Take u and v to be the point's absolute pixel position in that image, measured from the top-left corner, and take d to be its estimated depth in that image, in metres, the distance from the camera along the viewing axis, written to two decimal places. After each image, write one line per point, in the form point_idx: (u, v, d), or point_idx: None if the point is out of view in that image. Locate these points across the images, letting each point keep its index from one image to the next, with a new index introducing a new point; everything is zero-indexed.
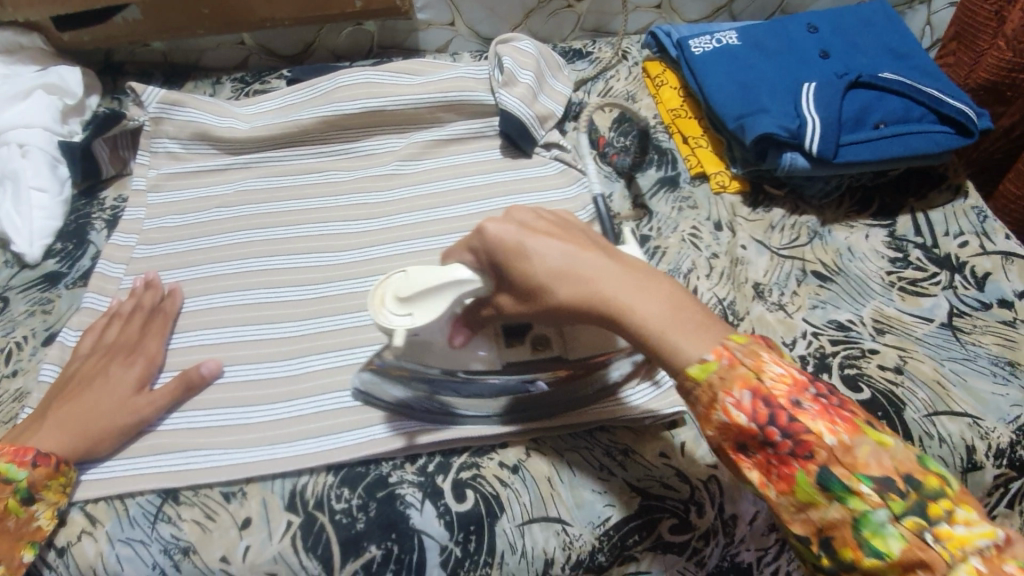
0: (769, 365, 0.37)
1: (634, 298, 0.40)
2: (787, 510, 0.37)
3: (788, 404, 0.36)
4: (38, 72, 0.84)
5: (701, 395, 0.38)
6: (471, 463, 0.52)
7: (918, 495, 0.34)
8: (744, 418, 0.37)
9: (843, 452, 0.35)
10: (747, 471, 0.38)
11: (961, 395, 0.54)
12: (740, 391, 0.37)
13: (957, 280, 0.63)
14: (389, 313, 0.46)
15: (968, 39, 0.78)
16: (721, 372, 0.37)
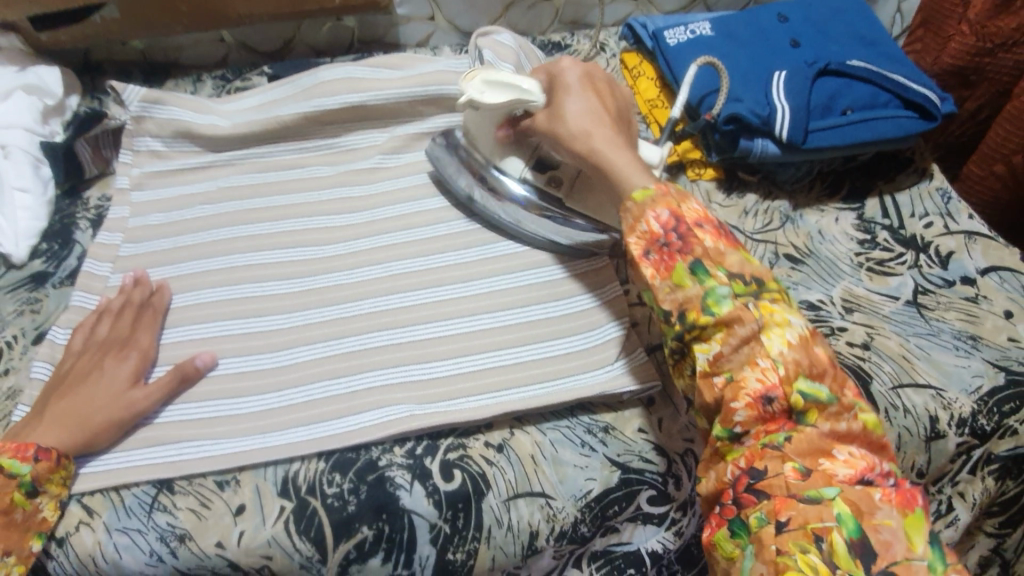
0: (688, 201, 0.48)
1: (616, 148, 0.54)
2: (663, 290, 0.46)
3: (693, 223, 0.47)
4: (16, 72, 0.84)
5: (634, 211, 0.48)
6: (457, 445, 0.54)
7: (757, 287, 0.45)
8: (655, 225, 0.47)
9: (715, 253, 0.46)
10: (644, 267, 0.47)
11: (925, 367, 0.57)
12: (661, 209, 0.47)
13: (922, 259, 0.65)
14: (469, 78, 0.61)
15: (936, 25, 0.80)
16: (654, 196, 0.48)
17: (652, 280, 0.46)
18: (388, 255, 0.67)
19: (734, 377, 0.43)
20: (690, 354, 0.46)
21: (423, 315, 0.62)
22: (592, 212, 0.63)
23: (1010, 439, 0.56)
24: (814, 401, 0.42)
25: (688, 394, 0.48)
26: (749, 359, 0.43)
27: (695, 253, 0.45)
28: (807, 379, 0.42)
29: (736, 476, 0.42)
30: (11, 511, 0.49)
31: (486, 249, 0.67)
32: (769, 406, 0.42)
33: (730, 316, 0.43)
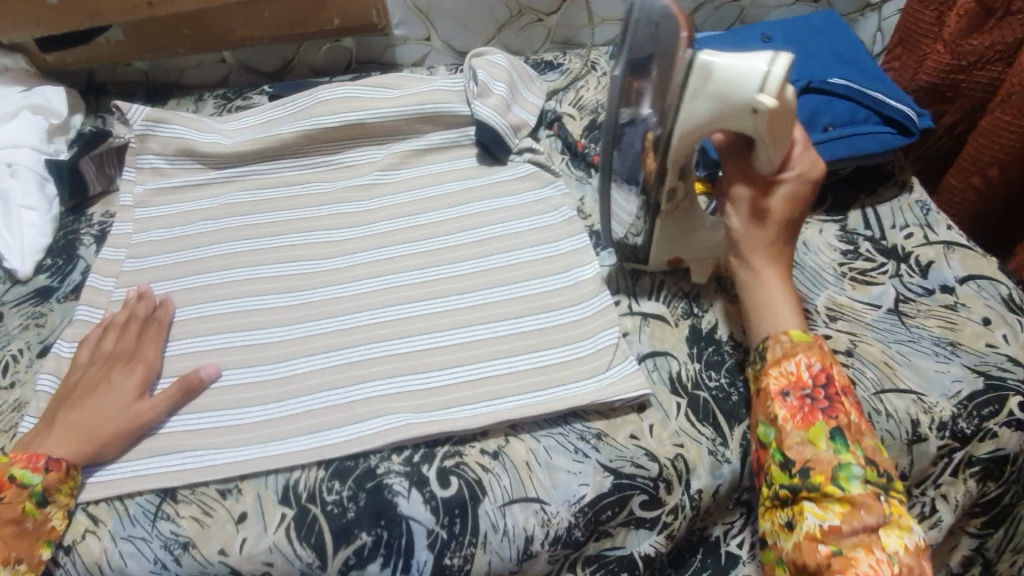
0: (839, 366, 0.52)
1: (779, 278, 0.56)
2: (792, 438, 0.49)
3: (840, 387, 0.51)
4: (23, 92, 0.87)
5: (785, 346, 0.53)
6: (454, 452, 0.56)
7: (890, 481, 0.48)
8: (802, 373, 0.51)
9: (856, 430, 0.49)
10: (778, 407, 0.51)
11: (906, 373, 0.59)
12: (813, 361, 0.52)
13: (903, 268, 0.67)
14: (756, 64, 0.49)
15: (912, 44, 0.83)
16: (809, 344, 0.52)
17: (784, 420, 0.50)
18: (386, 269, 0.69)
19: (840, 552, 0.45)
20: (798, 508, 0.48)
21: (420, 326, 0.64)
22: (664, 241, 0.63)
23: (990, 441, 0.58)
24: None
25: (771, 537, 0.50)
26: (863, 542, 0.45)
27: (840, 421, 0.49)
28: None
29: None
30: (22, 520, 0.50)
31: (481, 262, 0.69)
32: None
33: (858, 497, 0.46)
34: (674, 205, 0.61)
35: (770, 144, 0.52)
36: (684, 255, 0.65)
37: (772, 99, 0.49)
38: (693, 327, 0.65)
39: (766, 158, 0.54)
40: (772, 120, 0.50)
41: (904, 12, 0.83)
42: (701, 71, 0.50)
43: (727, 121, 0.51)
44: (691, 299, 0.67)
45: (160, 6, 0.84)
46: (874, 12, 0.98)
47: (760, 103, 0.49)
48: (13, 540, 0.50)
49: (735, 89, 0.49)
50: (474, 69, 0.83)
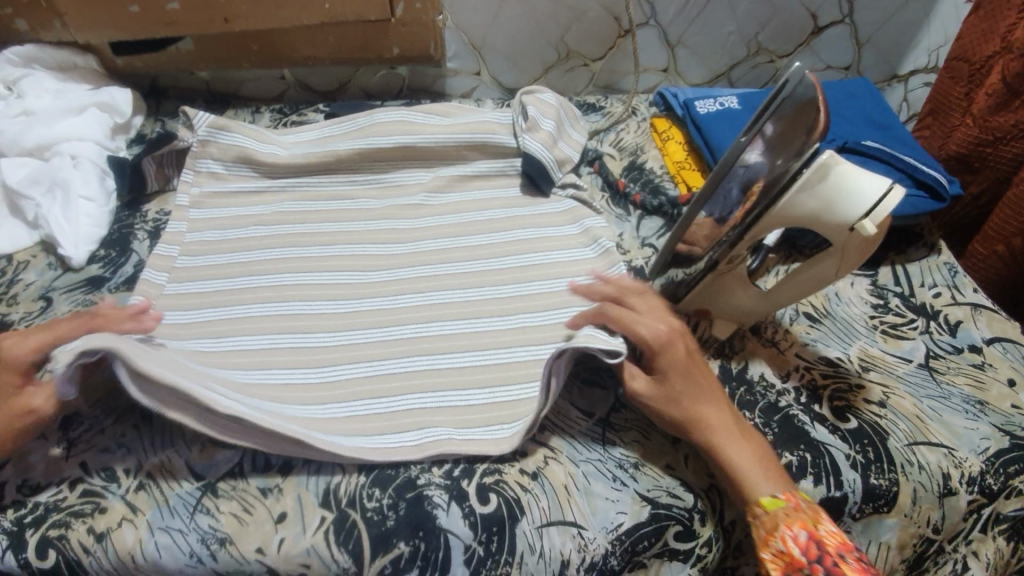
0: (825, 521, 0.50)
1: (726, 440, 0.53)
2: None
3: (835, 554, 0.47)
4: (90, 90, 0.90)
5: (766, 521, 0.50)
6: (493, 469, 0.56)
7: None
8: (794, 547, 0.48)
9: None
10: None
11: (937, 428, 0.60)
12: (798, 529, 0.49)
13: (933, 326, 0.70)
14: (870, 186, 0.50)
15: (942, 115, 0.88)
16: (788, 509, 0.50)
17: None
18: (430, 287, 0.71)
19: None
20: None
21: (463, 344, 0.65)
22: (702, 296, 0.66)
23: (1016, 499, 0.59)
24: None
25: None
26: None
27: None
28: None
29: None
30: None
31: (523, 287, 0.71)
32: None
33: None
34: (731, 267, 0.62)
35: (844, 258, 0.54)
36: (712, 308, 0.67)
37: (873, 228, 0.50)
38: (722, 367, 0.65)
39: (825, 268, 0.56)
40: (862, 243, 0.52)
41: (936, 87, 0.88)
42: (821, 170, 0.50)
43: (821, 224, 0.53)
44: (724, 342, 0.68)
45: (234, 22, 0.89)
46: (901, 83, 1.04)
47: (861, 226, 0.51)
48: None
49: (844, 200, 0.51)
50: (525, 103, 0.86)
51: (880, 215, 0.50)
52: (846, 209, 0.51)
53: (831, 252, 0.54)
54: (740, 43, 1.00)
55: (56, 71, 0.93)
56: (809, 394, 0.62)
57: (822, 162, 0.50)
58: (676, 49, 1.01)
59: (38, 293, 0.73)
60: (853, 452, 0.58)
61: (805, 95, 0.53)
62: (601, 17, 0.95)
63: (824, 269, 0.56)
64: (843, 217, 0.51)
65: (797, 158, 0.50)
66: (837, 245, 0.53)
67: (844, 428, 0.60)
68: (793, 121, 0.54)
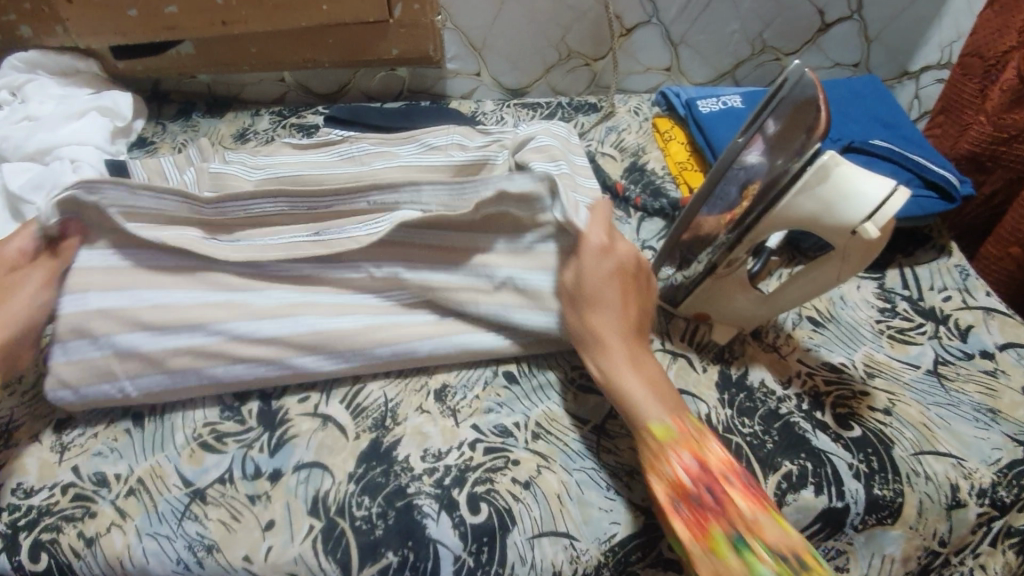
0: (711, 446, 0.51)
1: (622, 366, 0.55)
2: (697, 554, 0.46)
3: (721, 476, 0.49)
4: (91, 95, 0.91)
5: (654, 447, 0.51)
6: (485, 478, 0.55)
7: (801, 565, 0.45)
8: (682, 475, 0.49)
9: (750, 515, 0.47)
10: (674, 526, 0.48)
11: (945, 436, 0.58)
12: (686, 456, 0.50)
13: (942, 330, 0.67)
14: (873, 188, 0.48)
15: (954, 113, 0.86)
16: (675, 437, 0.51)
17: (684, 538, 0.47)
18: None
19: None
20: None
21: None
22: (701, 300, 0.64)
23: None
24: None
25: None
26: None
27: (732, 521, 0.47)
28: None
29: None
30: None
31: None
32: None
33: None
34: (729, 270, 0.60)
35: (845, 261, 0.52)
36: (711, 312, 0.65)
37: (876, 231, 0.49)
38: (722, 373, 0.64)
39: (826, 271, 0.54)
40: (865, 247, 0.50)
41: (949, 85, 0.86)
42: (821, 172, 0.49)
43: (820, 226, 0.51)
44: (724, 347, 0.66)
45: (233, 25, 0.89)
46: (911, 80, 1.02)
47: (862, 229, 0.49)
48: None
49: (846, 202, 0.49)
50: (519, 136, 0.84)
51: (882, 219, 0.49)
52: (848, 211, 0.49)
53: (832, 256, 0.53)
54: (745, 41, 0.98)
55: (58, 76, 0.93)
56: (812, 400, 0.61)
57: (821, 162, 0.48)
58: (679, 48, 0.99)
59: None
60: (857, 461, 0.56)
61: (805, 92, 0.51)
62: (601, 16, 0.94)
63: (826, 274, 0.54)
64: (843, 220, 0.50)
65: (797, 158, 0.49)
66: (838, 248, 0.52)
67: (848, 436, 0.58)
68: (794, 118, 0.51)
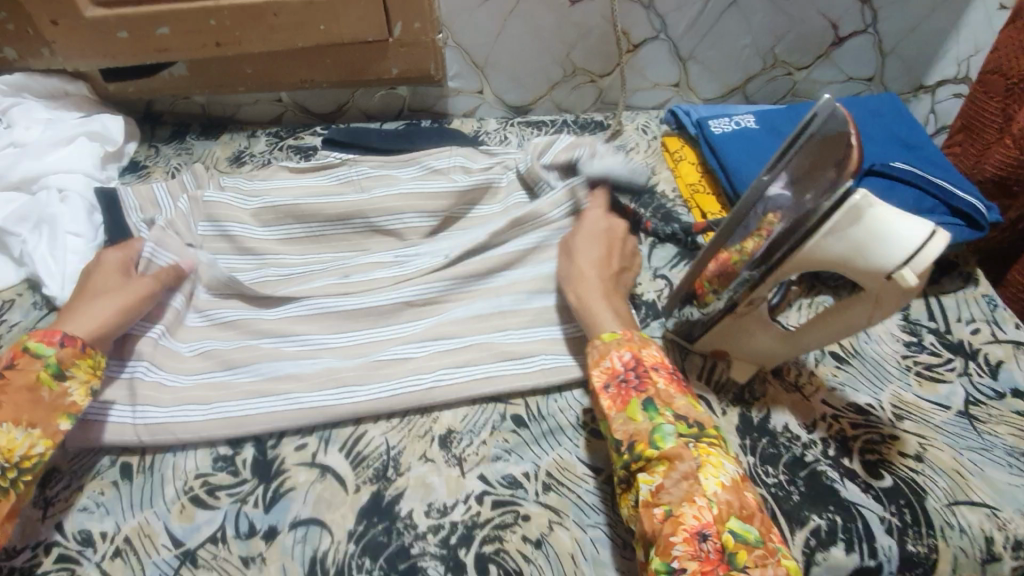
0: (650, 347, 0.56)
1: (593, 295, 0.62)
2: (616, 421, 0.52)
3: (652, 366, 0.54)
4: (81, 119, 0.89)
5: (600, 349, 0.56)
6: (493, 536, 0.52)
7: (699, 430, 0.50)
8: (617, 366, 0.54)
9: (667, 394, 0.52)
10: (602, 400, 0.53)
11: (979, 485, 0.55)
12: (624, 351, 0.55)
13: (972, 366, 0.64)
14: (909, 232, 0.45)
15: (975, 131, 0.82)
16: (621, 339, 0.56)
17: (608, 410, 0.53)
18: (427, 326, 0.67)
19: (671, 511, 0.46)
20: (635, 483, 0.50)
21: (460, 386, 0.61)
22: (721, 337, 0.61)
23: None
24: (743, 541, 0.44)
25: (629, 525, 0.50)
26: (688, 495, 0.46)
27: (649, 392, 0.52)
28: (738, 518, 0.45)
29: (657, 525, 0.46)
30: (37, 389, 0.54)
31: (533, 323, 0.65)
32: (705, 544, 0.44)
33: (672, 452, 0.48)
34: (750, 308, 0.57)
35: (877, 305, 0.49)
36: (729, 349, 0.62)
37: (914, 278, 0.45)
38: (742, 416, 0.60)
39: (856, 314, 0.51)
40: (900, 292, 0.47)
41: (970, 101, 0.83)
42: (852, 213, 0.45)
43: (852, 269, 0.48)
44: (744, 385, 0.63)
45: (227, 47, 0.86)
46: (927, 94, 0.98)
47: (900, 275, 0.45)
48: (28, 407, 0.53)
49: (879, 245, 0.46)
50: (537, 149, 0.79)
51: (919, 263, 0.45)
52: (883, 255, 0.46)
53: (864, 299, 0.49)
54: (756, 56, 0.95)
55: (48, 100, 0.91)
56: (838, 445, 0.57)
57: (852, 202, 0.45)
58: (687, 64, 0.96)
59: (22, 336, 0.70)
60: (888, 514, 0.53)
61: (834, 129, 0.49)
62: (607, 33, 0.91)
63: (857, 317, 0.51)
64: (876, 263, 0.46)
65: (827, 197, 0.45)
66: (870, 291, 0.48)
67: (878, 486, 0.55)
68: (820, 153, 0.49)
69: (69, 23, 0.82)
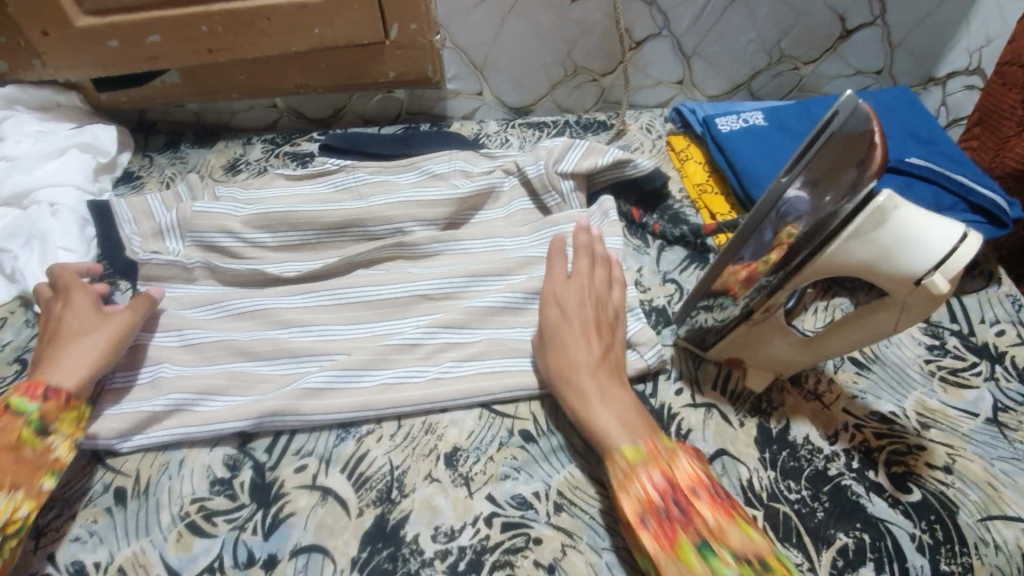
0: (681, 461, 0.49)
1: (592, 401, 0.53)
2: (666, 566, 0.44)
3: (689, 491, 0.47)
4: (73, 130, 0.87)
5: (627, 472, 0.49)
6: (504, 562, 0.49)
7: (765, 568, 0.43)
8: (651, 493, 0.47)
9: (718, 528, 0.45)
10: (642, 539, 0.46)
11: (1013, 498, 0.52)
12: (655, 474, 0.48)
13: (999, 370, 0.61)
14: (937, 235, 0.43)
15: (992, 125, 0.80)
16: (646, 458, 0.49)
17: (653, 554, 0.45)
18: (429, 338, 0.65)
19: None
20: None
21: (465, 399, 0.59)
22: (735, 345, 0.59)
23: None
24: None
25: None
26: None
27: (699, 529, 0.45)
28: None
29: None
30: (20, 448, 0.52)
31: None
32: None
33: None
34: (766, 315, 0.55)
35: (903, 312, 0.46)
36: (745, 358, 0.60)
37: (945, 284, 0.42)
38: (761, 427, 0.58)
39: (881, 320, 0.48)
40: (930, 300, 0.44)
41: (986, 93, 0.80)
42: (875, 216, 0.43)
43: (877, 275, 0.45)
44: (761, 394, 0.60)
45: (219, 53, 0.83)
46: (939, 86, 0.96)
47: (928, 283, 0.43)
48: (12, 468, 0.51)
49: (907, 250, 0.43)
50: (553, 154, 0.76)
51: (952, 268, 0.42)
52: (913, 260, 0.43)
53: (888, 305, 0.47)
54: (761, 51, 0.92)
55: (39, 112, 0.89)
56: (863, 458, 0.55)
57: (874, 206, 0.43)
58: (691, 61, 0.93)
59: (14, 356, 0.68)
60: (918, 531, 0.50)
61: (857, 126, 0.44)
62: (608, 30, 0.88)
63: (882, 324, 0.49)
64: (903, 268, 0.44)
65: (848, 198, 0.43)
66: (897, 298, 0.46)
67: (906, 500, 0.52)
68: (840, 153, 0.45)
69: (58, 34, 0.80)
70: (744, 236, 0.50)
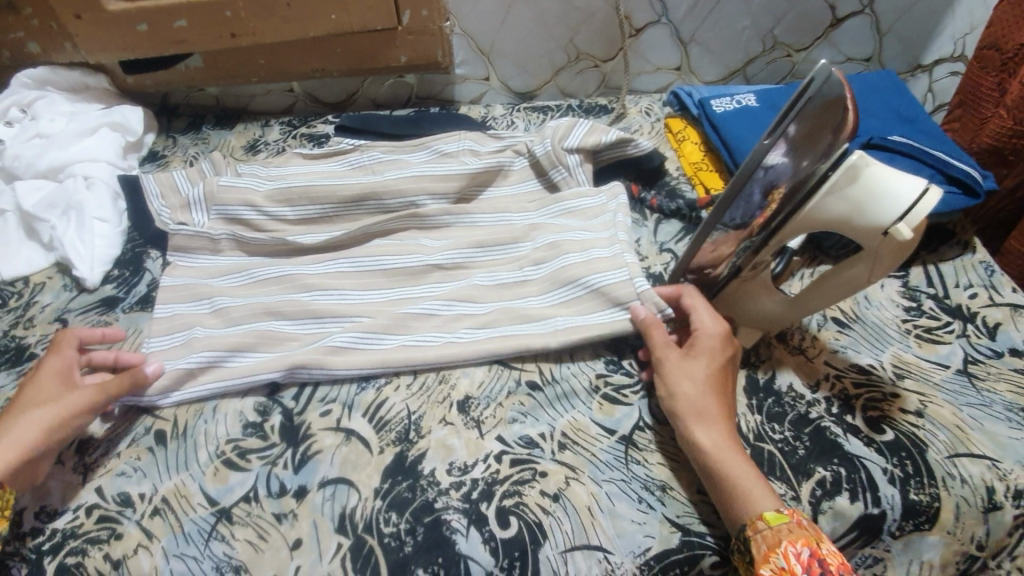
0: (827, 541, 0.47)
1: (725, 445, 0.52)
2: None
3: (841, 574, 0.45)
4: (103, 110, 0.92)
5: (768, 536, 0.47)
6: (513, 491, 0.54)
7: None
8: (795, 564, 0.46)
9: None
10: None
11: (979, 438, 0.57)
12: (801, 547, 0.46)
13: (970, 329, 0.66)
14: (903, 188, 0.48)
15: (972, 107, 0.84)
16: (791, 525, 0.47)
17: None
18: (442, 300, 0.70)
19: None
20: None
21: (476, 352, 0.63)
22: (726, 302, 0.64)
23: None
24: None
25: None
26: None
27: None
28: None
29: None
30: None
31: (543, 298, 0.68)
32: None
33: None
34: (754, 273, 0.60)
35: (876, 262, 0.51)
36: (735, 316, 0.64)
37: (909, 232, 0.48)
38: (749, 377, 0.63)
39: (856, 273, 0.53)
40: (898, 246, 0.49)
41: (965, 77, 0.84)
42: (850, 172, 0.48)
43: (851, 228, 0.50)
44: (749, 349, 0.65)
45: (242, 37, 0.88)
46: (925, 73, 1.00)
47: (895, 230, 0.48)
48: None
49: (876, 202, 0.48)
50: (559, 132, 0.80)
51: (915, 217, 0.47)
52: (882, 211, 0.48)
53: (861, 256, 0.52)
54: (755, 38, 0.97)
55: (69, 92, 0.94)
56: (842, 404, 0.60)
57: (849, 164, 0.47)
58: (688, 47, 0.98)
59: (54, 316, 0.73)
60: (890, 466, 0.55)
61: (833, 92, 0.50)
62: (610, 17, 0.93)
63: (857, 276, 0.54)
64: (873, 219, 0.49)
65: (825, 159, 0.48)
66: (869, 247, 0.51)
67: (880, 440, 0.57)
68: (816, 120, 0.50)
69: (92, 17, 0.85)
70: (728, 202, 0.55)
